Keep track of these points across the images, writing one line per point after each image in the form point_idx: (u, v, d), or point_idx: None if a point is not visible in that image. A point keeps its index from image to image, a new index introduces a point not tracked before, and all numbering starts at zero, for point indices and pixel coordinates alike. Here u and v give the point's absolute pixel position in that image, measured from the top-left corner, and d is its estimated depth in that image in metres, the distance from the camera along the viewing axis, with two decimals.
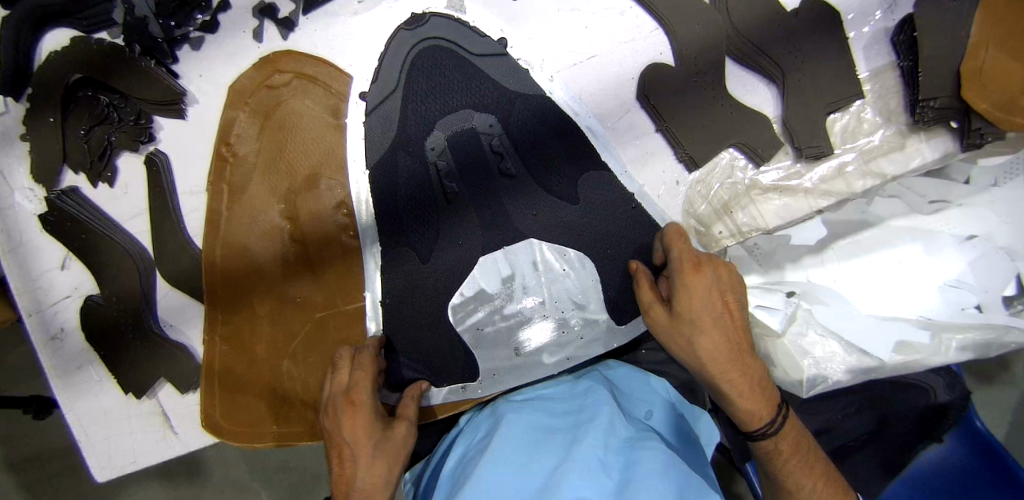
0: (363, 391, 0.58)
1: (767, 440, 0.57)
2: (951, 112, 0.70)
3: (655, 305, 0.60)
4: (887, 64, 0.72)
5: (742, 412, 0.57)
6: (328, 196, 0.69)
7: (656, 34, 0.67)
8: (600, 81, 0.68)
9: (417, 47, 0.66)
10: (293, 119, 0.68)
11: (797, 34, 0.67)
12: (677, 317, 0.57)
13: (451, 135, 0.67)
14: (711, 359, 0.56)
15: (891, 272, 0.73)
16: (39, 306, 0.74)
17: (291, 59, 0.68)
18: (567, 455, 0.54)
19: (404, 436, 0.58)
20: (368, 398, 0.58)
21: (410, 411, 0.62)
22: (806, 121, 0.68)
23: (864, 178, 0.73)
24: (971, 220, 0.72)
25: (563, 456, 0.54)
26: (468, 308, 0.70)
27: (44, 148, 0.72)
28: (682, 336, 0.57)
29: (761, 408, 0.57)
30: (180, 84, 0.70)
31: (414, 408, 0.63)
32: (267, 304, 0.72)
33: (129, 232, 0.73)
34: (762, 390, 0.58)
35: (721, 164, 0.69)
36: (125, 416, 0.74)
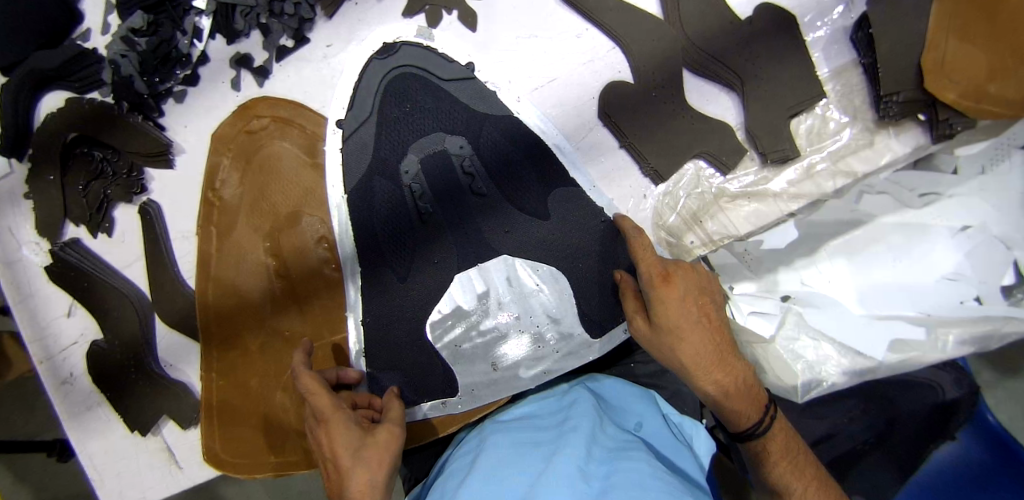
0: (326, 405, 0.58)
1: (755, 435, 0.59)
2: (917, 105, 0.70)
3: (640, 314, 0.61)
4: (849, 62, 0.73)
5: (731, 414, 0.59)
6: (309, 231, 0.73)
7: (613, 52, 0.69)
8: (563, 103, 0.70)
9: (392, 72, 0.69)
10: (272, 162, 0.72)
11: (753, 42, 0.68)
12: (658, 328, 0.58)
13: (425, 156, 0.69)
14: (695, 366, 0.57)
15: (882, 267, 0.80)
16: (50, 353, 0.78)
17: (267, 104, 0.72)
18: (548, 465, 0.56)
19: (390, 440, 0.58)
20: (340, 411, 0.58)
21: (392, 416, 0.61)
22: (768, 126, 0.69)
23: (835, 178, 0.72)
24: (963, 210, 0.77)
25: (544, 465, 0.56)
26: (446, 325, 0.72)
27: (47, 204, 0.76)
28: (664, 346, 0.58)
29: (748, 408, 0.59)
30: (166, 136, 0.74)
31: (395, 413, 0.62)
32: (258, 340, 0.75)
33: (128, 277, 0.77)
34: (748, 391, 0.60)
35: (687, 175, 0.71)
36: (133, 454, 0.78)
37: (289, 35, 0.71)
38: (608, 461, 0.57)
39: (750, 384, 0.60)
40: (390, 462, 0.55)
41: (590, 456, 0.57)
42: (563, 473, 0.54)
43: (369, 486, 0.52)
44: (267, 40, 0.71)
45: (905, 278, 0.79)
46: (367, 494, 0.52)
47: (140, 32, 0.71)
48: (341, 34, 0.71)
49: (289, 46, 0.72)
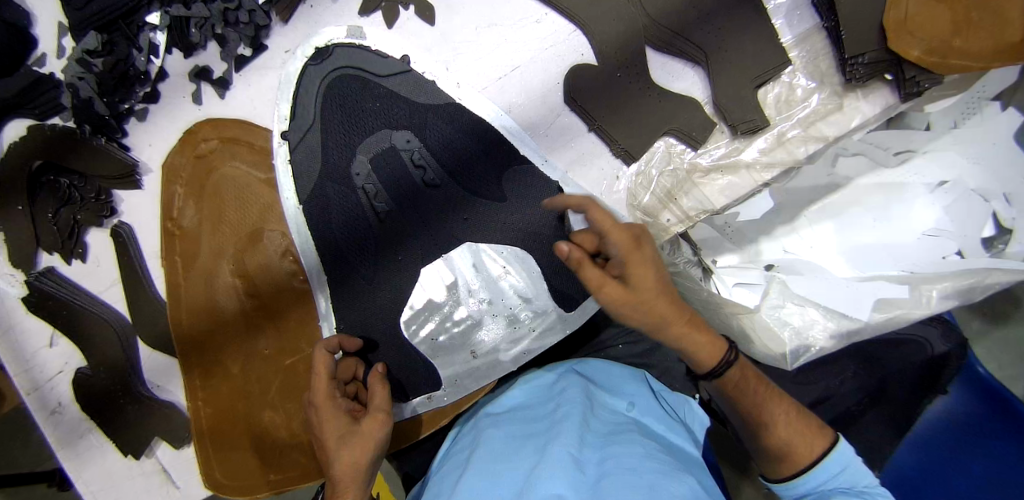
0: (321, 391, 0.59)
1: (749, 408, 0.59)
2: (884, 65, 0.69)
3: (604, 278, 0.55)
4: (812, 27, 0.73)
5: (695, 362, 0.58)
6: (271, 247, 0.72)
7: (574, 36, 0.68)
8: (527, 90, 0.69)
9: (329, 76, 0.68)
10: (226, 182, 0.71)
11: (713, 13, 0.67)
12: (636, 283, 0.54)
13: (374, 156, 0.68)
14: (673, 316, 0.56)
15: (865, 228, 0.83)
16: (36, 384, 0.78)
17: (212, 127, 0.71)
18: (542, 453, 0.56)
19: (375, 428, 0.57)
20: (332, 399, 0.59)
21: (381, 401, 0.59)
22: (735, 98, 0.69)
23: (806, 143, 0.72)
24: (938, 166, 0.79)
25: (540, 455, 0.56)
26: (420, 319, 0.72)
27: (19, 235, 0.76)
28: (636, 305, 0.55)
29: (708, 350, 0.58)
30: (132, 156, 0.73)
31: (386, 398, 0.60)
32: (238, 361, 0.75)
33: (107, 302, 0.76)
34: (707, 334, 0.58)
35: (657, 153, 0.70)
36: (129, 478, 0.77)
37: (246, 43, 0.70)
38: (602, 447, 0.57)
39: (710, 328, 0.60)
40: (375, 449, 0.56)
41: (584, 443, 0.57)
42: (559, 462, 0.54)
43: (352, 472, 0.54)
44: (224, 50, 0.70)
45: (884, 237, 0.82)
46: (347, 477, 0.53)
47: (95, 54, 0.70)
48: (299, 39, 0.70)
49: (248, 55, 0.71)
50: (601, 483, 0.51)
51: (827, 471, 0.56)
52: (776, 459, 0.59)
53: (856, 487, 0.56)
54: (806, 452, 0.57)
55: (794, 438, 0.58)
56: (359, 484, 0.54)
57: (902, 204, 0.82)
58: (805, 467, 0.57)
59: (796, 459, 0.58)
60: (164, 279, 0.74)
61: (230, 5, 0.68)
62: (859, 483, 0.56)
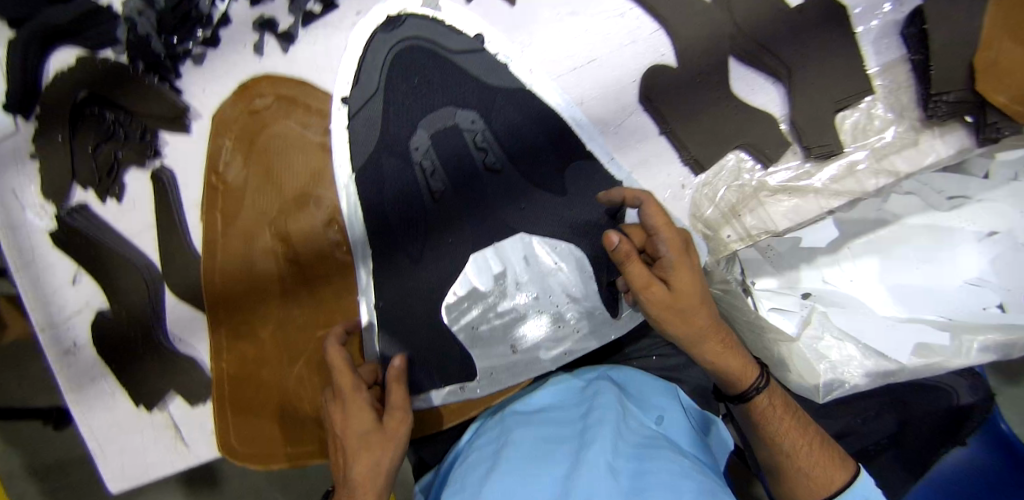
0: (344, 380, 0.57)
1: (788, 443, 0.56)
2: (967, 106, 0.67)
3: (650, 281, 0.54)
4: (897, 58, 0.70)
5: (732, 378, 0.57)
6: (317, 214, 0.69)
7: (657, 35, 0.65)
8: (602, 85, 0.66)
9: (396, 47, 0.66)
10: (277, 141, 0.68)
11: (801, 31, 0.65)
12: (683, 287, 0.54)
13: (435, 133, 0.66)
14: (710, 329, 0.55)
15: (907, 268, 0.81)
16: (53, 321, 0.75)
17: (270, 83, 0.69)
18: (577, 459, 0.54)
19: (399, 427, 0.56)
20: (357, 390, 0.57)
21: (399, 400, 0.59)
22: (813, 120, 0.66)
23: (876, 177, 0.70)
24: (991, 215, 0.77)
25: (573, 462, 0.54)
26: (462, 307, 0.69)
27: (56, 166, 0.73)
28: (680, 315, 0.54)
29: (745, 368, 0.57)
30: (184, 100, 0.71)
31: (403, 395, 0.60)
32: (269, 327, 0.72)
33: (138, 247, 0.74)
34: (741, 353, 0.57)
35: (728, 166, 0.67)
36: (138, 428, 0.75)
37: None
38: (638, 457, 0.54)
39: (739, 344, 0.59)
40: (396, 448, 0.55)
41: (619, 453, 0.54)
42: (592, 472, 0.51)
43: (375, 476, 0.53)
44: (293, 4, 0.68)
45: (928, 281, 0.80)
46: (369, 481, 0.52)
47: None
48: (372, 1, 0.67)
49: (317, 11, 0.68)
50: (639, 497, 0.48)
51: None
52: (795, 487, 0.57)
53: None
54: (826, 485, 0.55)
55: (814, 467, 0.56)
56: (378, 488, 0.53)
57: (947, 251, 0.80)
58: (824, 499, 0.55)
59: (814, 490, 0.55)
60: (202, 235, 0.72)
61: None
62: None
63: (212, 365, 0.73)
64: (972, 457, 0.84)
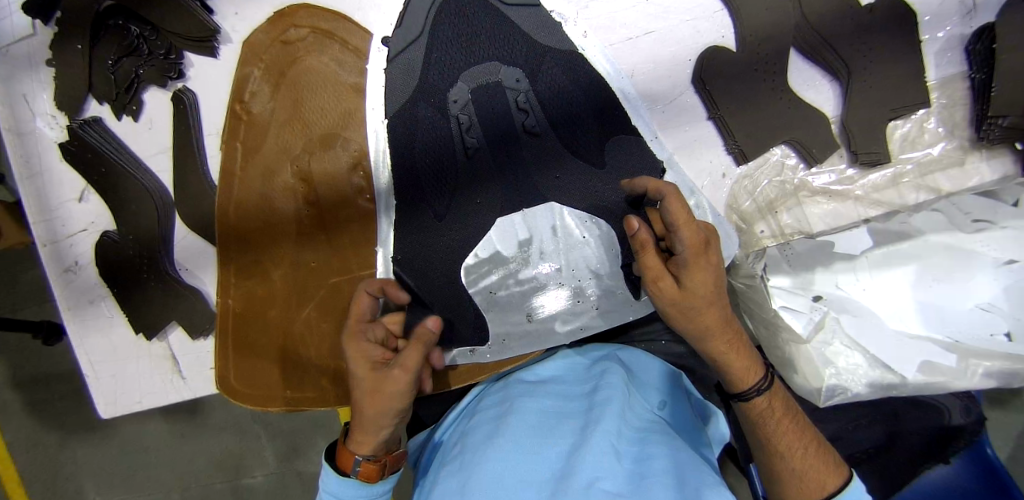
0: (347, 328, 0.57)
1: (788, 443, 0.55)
2: (1020, 133, 0.66)
3: (660, 274, 0.53)
4: (959, 74, 0.68)
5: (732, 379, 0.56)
6: (342, 156, 0.66)
7: (720, 15, 0.62)
8: (655, 60, 0.63)
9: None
10: (308, 75, 0.65)
11: (867, 31, 0.63)
12: (692, 285, 0.52)
13: (476, 87, 0.63)
14: (714, 327, 0.53)
15: (918, 284, 0.80)
16: (55, 237, 0.73)
17: (308, 13, 0.65)
18: (582, 437, 0.53)
19: (393, 383, 0.52)
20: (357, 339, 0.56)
21: (406, 358, 0.53)
22: (866, 125, 0.64)
23: (917, 191, 0.68)
24: (1015, 244, 0.76)
25: (576, 440, 0.53)
26: (482, 270, 0.68)
27: (71, 76, 0.70)
28: (686, 311, 0.53)
29: (748, 369, 0.55)
30: (214, 20, 0.67)
31: (416, 353, 0.54)
32: (280, 268, 0.70)
33: (150, 170, 0.71)
34: (748, 354, 0.56)
35: (770, 160, 0.65)
36: (134, 355, 0.74)
37: None
38: (639, 443, 0.53)
39: (750, 346, 0.57)
40: (390, 403, 0.52)
41: (621, 435, 0.54)
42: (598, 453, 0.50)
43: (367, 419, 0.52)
44: None
45: (938, 299, 0.79)
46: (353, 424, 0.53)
47: None
48: None
49: None
50: (641, 483, 0.47)
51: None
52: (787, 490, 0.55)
53: None
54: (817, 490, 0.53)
55: (806, 470, 0.54)
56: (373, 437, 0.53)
57: (963, 272, 0.78)
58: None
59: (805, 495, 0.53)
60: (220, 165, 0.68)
61: None
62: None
63: (218, 299, 0.71)
64: (953, 475, 0.83)
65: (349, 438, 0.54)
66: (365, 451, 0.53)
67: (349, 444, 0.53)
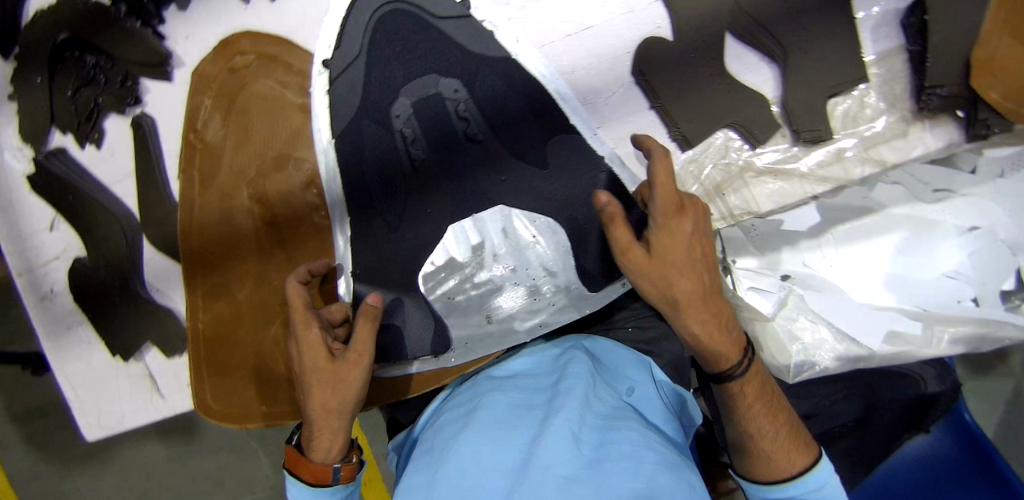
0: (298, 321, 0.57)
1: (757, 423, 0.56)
2: (959, 100, 0.67)
3: (630, 243, 0.54)
4: (896, 47, 0.69)
5: (712, 354, 0.56)
6: (295, 175, 0.69)
7: (655, 7, 0.64)
8: (595, 54, 0.65)
9: (379, 11, 0.64)
10: (257, 101, 0.68)
11: (801, 10, 0.64)
12: (666, 255, 0.52)
13: (417, 100, 0.65)
14: (692, 303, 0.53)
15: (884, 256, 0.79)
16: (30, 266, 0.74)
17: (251, 39, 0.67)
18: (543, 427, 0.53)
19: (353, 365, 0.56)
20: (310, 328, 0.57)
21: (361, 336, 0.57)
22: (806, 103, 0.66)
23: (863, 165, 0.70)
24: (977, 212, 0.77)
25: (538, 430, 0.53)
26: (439, 276, 0.69)
27: (36, 109, 0.72)
28: (661, 279, 0.53)
29: (726, 351, 0.56)
30: (167, 45, 0.69)
31: (369, 328, 0.58)
32: (245, 288, 0.72)
33: (116, 195, 0.73)
34: (728, 331, 0.56)
35: (715, 143, 0.67)
36: (114, 377, 0.75)
37: None
38: (603, 429, 0.54)
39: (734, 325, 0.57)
40: (352, 386, 0.56)
41: (585, 422, 0.54)
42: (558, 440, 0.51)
43: (328, 420, 0.56)
44: None
45: (898, 268, 0.79)
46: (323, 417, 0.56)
47: None
48: None
49: None
50: (600, 466, 0.48)
51: (807, 486, 0.54)
52: (757, 465, 0.57)
53: None
54: (786, 467, 0.55)
55: (778, 449, 0.56)
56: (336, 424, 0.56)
57: (928, 242, 0.79)
58: (782, 480, 0.55)
59: (773, 470, 0.56)
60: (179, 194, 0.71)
61: None
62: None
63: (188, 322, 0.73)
64: (934, 443, 0.85)
65: (312, 446, 0.57)
66: (336, 456, 0.57)
67: (314, 455, 0.57)
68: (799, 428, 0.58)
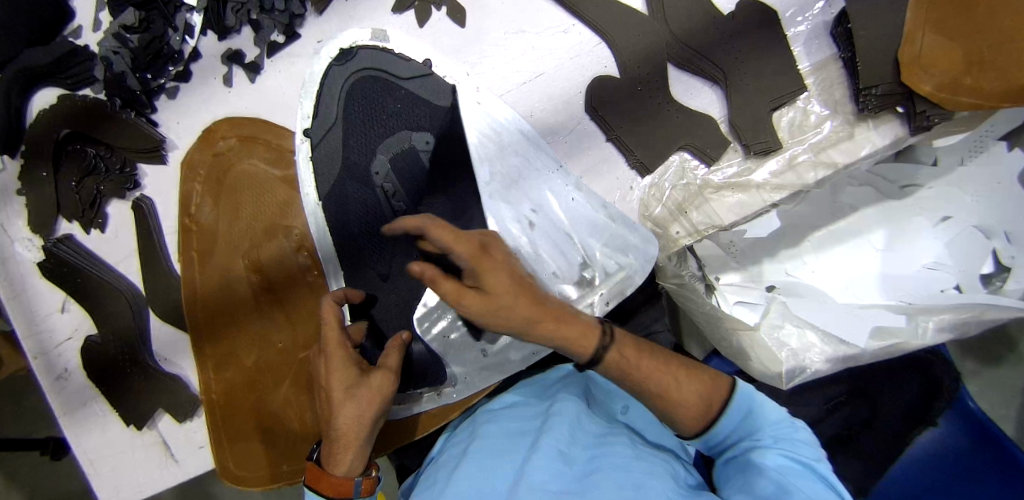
0: (332, 336, 0.58)
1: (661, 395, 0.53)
2: (896, 98, 0.71)
3: (461, 289, 0.49)
4: (830, 57, 0.75)
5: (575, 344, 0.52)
6: (287, 242, 0.74)
7: (600, 48, 0.70)
8: (550, 97, 0.71)
9: (350, 81, 0.69)
10: (244, 179, 0.73)
11: (734, 36, 0.70)
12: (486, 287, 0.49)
13: (393, 157, 0.69)
14: (526, 309, 0.50)
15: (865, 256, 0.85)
16: (44, 348, 0.79)
17: (228, 126, 0.73)
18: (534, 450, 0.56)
19: (384, 383, 0.57)
20: (343, 345, 0.58)
21: (392, 361, 0.60)
22: (752, 119, 0.71)
23: (815, 169, 0.73)
24: (944, 201, 0.81)
25: (529, 453, 0.56)
26: (433, 316, 0.73)
27: (42, 201, 0.77)
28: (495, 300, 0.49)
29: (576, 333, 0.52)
30: (159, 132, 0.75)
31: (396, 357, 0.62)
32: (252, 353, 0.76)
33: (121, 273, 0.78)
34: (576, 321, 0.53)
35: (672, 167, 0.72)
36: (129, 447, 0.78)
37: (280, 30, 0.72)
38: (591, 447, 0.57)
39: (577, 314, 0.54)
40: (381, 403, 0.56)
41: (575, 440, 0.58)
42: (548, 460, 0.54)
43: (354, 434, 0.54)
44: (258, 36, 0.72)
45: (884, 266, 0.84)
46: (351, 431, 0.54)
47: (131, 29, 0.73)
48: (334, 30, 0.72)
49: (280, 41, 0.72)
50: (588, 478, 0.52)
51: (729, 423, 0.54)
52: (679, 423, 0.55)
53: (760, 431, 0.55)
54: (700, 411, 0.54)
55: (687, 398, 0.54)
56: (361, 437, 0.55)
57: (906, 238, 0.84)
58: (704, 426, 0.54)
59: (692, 421, 0.54)
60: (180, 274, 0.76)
61: None
62: (760, 427, 0.55)
63: (201, 395, 0.77)
64: (941, 437, 0.82)
65: (330, 461, 0.55)
66: (359, 468, 0.56)
67: (336, 467, 0.55)
68: (699, 368, 0.56)
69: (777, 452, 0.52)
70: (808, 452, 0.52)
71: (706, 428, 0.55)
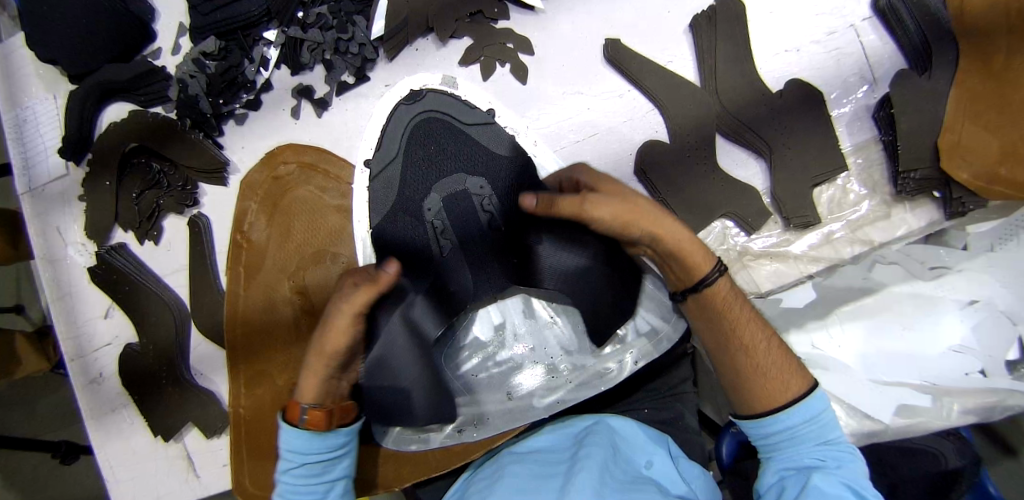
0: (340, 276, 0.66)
1: (754, 361, 0.59)
2: (933, 182, 0.73)
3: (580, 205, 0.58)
4: (869, 138, 0.77)
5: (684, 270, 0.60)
6: (332, 268, 0.76)
7: (652, 113, 0.74)
8: (601, 156, 0.75)
9: (417, 117, 0.72)
10: (299, 205, 0.76)
11: (782, 112, 0.73)
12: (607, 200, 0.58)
13: (446, 196, 0.72)
14: (653, 219, 0.59)
15: (894, 334, 0.83)
16: (82, 352, 0.81)
17: (295, 151, 0.77)
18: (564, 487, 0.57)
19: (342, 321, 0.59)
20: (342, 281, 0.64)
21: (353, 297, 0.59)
22: (793, 193, 0.73)
23: (851, 245, 0.76)
24: (972, 286, 0.82)
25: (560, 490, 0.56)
26: (466, 355, 0.78)
27: (100, 210, 0.80)
28: (628, 210, 0.58)
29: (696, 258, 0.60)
30: (224, 155, 0.79)
31: (363, 294, 0.59)
32: (285, 373, 0.77)
33: (169, 285, 0.80)
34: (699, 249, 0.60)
35: (713, 231, 0.76)
36: (152, 458, 0.79)
37: (351, 72, 0.77)
38: (621, 488, 0.57)
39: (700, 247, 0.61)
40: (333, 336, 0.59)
41: (607, 481, 0.57)
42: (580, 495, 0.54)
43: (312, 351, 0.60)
44: (329, 75, 0.77)
45: (914, 344, 0.83)
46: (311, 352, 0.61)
47: (211, 56, 0.78)
48: (400, 76, 0.77)
49: (350, 82, 0.77)
50: None
51: (802, 416, 0.57)
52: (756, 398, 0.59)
53: (818, 442, 0.57)
54: (785, 392, 0.58)
55: (772, 378, 0.59)
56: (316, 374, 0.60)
57: (932, 319, 0.83)
58: (777, 408, 0.58)
59: (769, 398, 0.58)
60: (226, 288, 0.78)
61: (345, 36, 0.75)
62: (820, 440, 0.57)
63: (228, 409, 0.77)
64: None
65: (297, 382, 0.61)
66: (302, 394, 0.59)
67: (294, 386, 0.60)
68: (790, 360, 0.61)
69: (836, 476, 0.54)
70: (864, 482, 0.55)
71: (781, 410, 0.57)
